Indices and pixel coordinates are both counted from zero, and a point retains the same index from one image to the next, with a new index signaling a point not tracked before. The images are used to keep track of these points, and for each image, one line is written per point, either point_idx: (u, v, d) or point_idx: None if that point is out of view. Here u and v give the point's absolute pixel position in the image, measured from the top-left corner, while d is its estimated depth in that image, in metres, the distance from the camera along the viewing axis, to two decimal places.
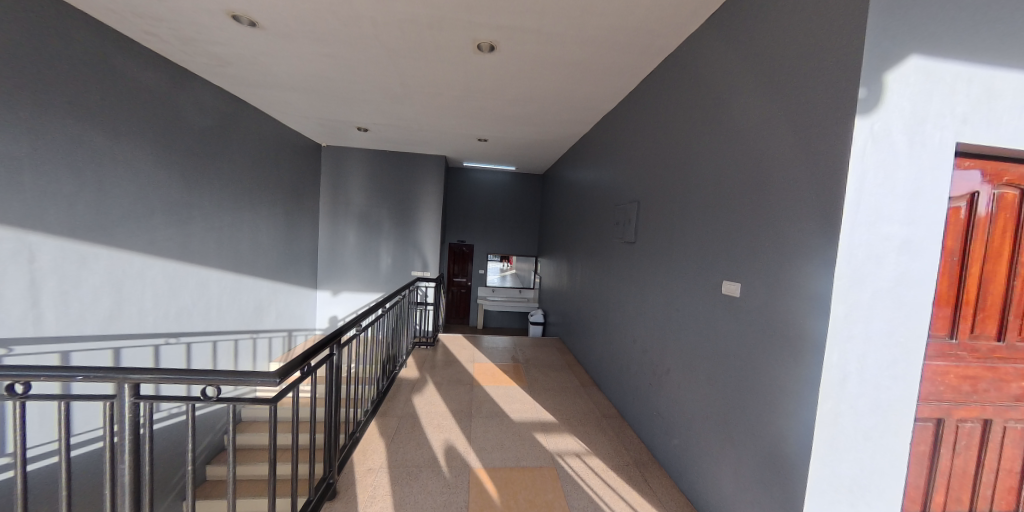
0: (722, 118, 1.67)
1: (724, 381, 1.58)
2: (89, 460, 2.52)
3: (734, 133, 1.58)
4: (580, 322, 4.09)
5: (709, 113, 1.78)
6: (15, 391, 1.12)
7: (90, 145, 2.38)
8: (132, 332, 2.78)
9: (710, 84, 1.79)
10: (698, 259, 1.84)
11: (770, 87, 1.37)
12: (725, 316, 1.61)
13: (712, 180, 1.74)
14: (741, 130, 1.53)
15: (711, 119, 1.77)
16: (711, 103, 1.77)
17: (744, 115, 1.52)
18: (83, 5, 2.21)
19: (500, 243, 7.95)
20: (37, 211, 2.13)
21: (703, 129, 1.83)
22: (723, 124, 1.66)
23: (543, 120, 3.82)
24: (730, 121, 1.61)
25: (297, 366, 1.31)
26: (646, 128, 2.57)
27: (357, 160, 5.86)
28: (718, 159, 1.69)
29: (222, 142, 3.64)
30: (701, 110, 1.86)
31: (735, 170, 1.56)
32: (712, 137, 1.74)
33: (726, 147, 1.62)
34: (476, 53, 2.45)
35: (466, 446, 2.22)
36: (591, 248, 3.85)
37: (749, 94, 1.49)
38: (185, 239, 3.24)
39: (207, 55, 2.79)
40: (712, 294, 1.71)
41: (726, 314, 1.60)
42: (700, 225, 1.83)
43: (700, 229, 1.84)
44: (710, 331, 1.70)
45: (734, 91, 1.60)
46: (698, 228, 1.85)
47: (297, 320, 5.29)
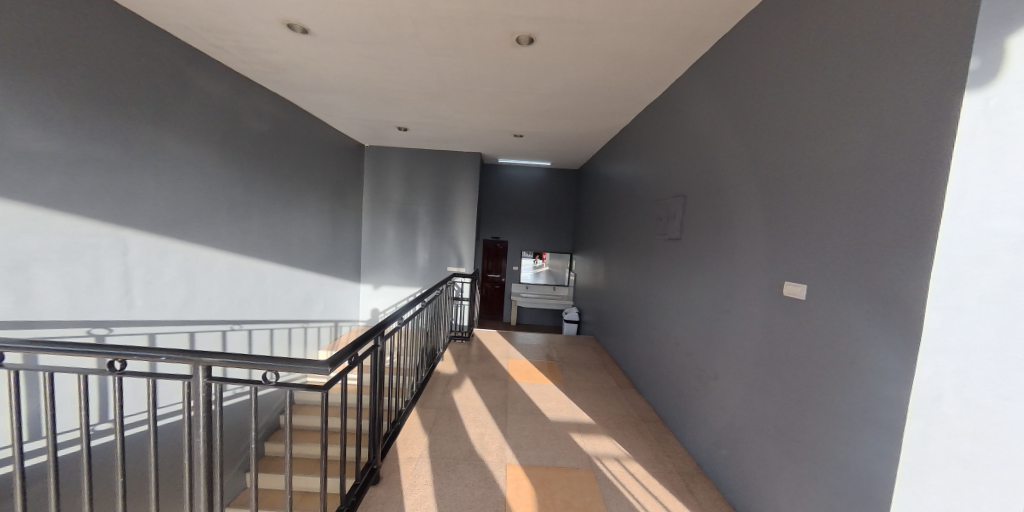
0: (790, 102, 1.52)
1: (787, 391, 1.45)
2: (171, 430, 2.82)
3: (805, 119, 1.43)
4: (617, 322, 3.98)
5: (774, 97, 1.62)
6: (114, 368, 1.26)
7: (167, 150, 2.65)
8: (203, 319, 3.07)
9: (775, 67, 1.64)
10: (754, 255, 1.71)
11: (857, 65, 1.21)
12: (789, 319, 1.47)
13: (776, 170, 1.59)
14: (819, 113, 1.37)
15: (776, 103, 1.61)
16: (775, 88, 1.62)
17: (822, 96, 1.36)
18: (163, 22, 2.45)
19: (535, 241, 7.92)
20: (129, 210, 2.41)
21: (768, 114, 1.68)
22: (793, 109, 1.51)
23: (581, 113, 3.72)
24: (799, 109, 1.46)
25: (346, 356, 1.35)
26: (694, 120, 2.43)
27: (397, 159, 6.08)
28: (781, 150, 1.55)
29: (277, 145, 3.90)
30: (765, 96, 1.70)
31: (809, 157, 1.41)
32: (777, 122, 1.60)
33: (793, 137, 1.47)
34: (514, 47, 2.42)
35: (501, 442, 2.23)
36: (629, 246, 3.73)
37: (828, 73, 1.34)
38: (246, 236, 3.54)
39: (263, 62, 3.00)
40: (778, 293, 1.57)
41: (789, 319, 1.47)
42: (760, 220, 1.68)
43: (759, 225, 1.69)
44: (770, 336, 1.57)
45: (808, 69, 1.45)
46: (757, 224, 1.71)
47: (342, 311, 5.61)
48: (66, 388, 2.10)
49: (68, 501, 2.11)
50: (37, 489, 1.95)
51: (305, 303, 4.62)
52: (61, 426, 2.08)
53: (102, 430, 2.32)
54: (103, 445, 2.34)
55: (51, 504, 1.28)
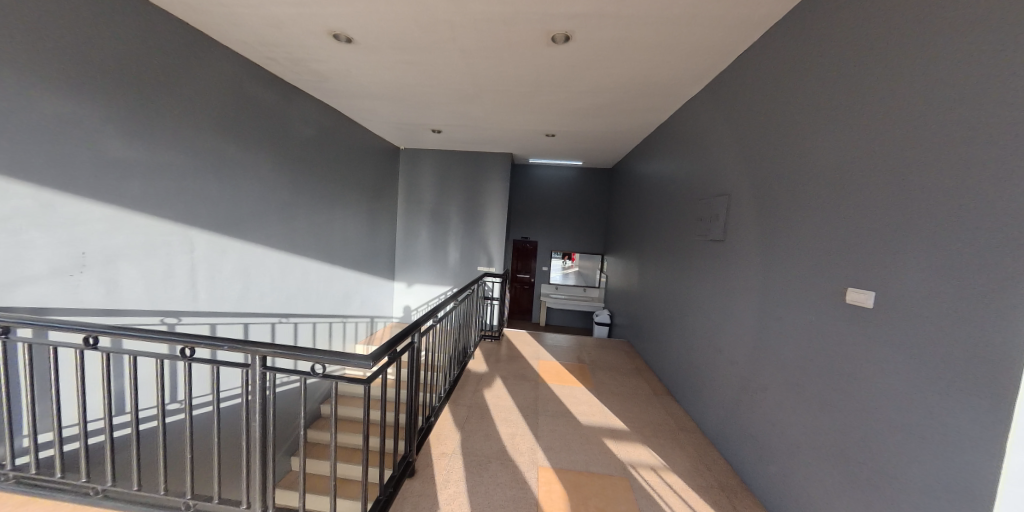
0: (858, 91, 1.38)
1: (853, 408, 1.32)
2: (232, 413, 3.06)
3: (875, 110, 1.30)
4: (651, 326, 3.84)
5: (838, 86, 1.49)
6: (185, 354, 1.39)
7: (228, 156, 2.88)
8: (256, 311, 3.32)
9: (839, 54, 1.50)
10: (812, 259, 1.59)
11: (944, 47, 1.08)
12: (852, 329, 1.35)
13: (837, 166, 1.46)
14: (892, 103, 1.24)
15: (842, 92, 1.47)
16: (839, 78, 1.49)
17: (896, 83, 1.23)
18: (225, 39, 2.67)
19: (565, 241, 7.84)
20: (196, 210, 2.65)
21: (831, 106, 1.54)
22: (860, 99, 1.38)
23: (616, 110, 3.63)
24: (869, 99, 1.33)
25: (386, 352, 1.40)
26: (741, 114, 2.29)
27: (430, 161, 6.24)
28: (847, 145, 1.42)
29: (321, 149, 4.13)
30: (826, 86, 1.57)
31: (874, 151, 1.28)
32: (842, 114, 1.47)
33: (863, 129, 1.34)
34: (550, 45, 2.41)
35: (532, 443, 2.22)
36: (666, 247, 3.59)
37: (904, 58, 1.21)
38: (294, 235, 3.77)
39: (310, 72, 3.18)
40: (839, 300, 1.44)
41: (855, 329, 1.34)
42: (818, 221, 1.55)
43: (816, 225, 1.56)
44: (831, 347, 1.44)
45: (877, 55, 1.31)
46: (814, 225, 1.58)
47: (377, 308, 5.85)
48: (147, 370, 2.34)
49: (150, 470, 2.34)
50: (125, 458, 2.18)
51: (344, 299, 4.85)
52: (143, 403, 2.31)
53: (174, 409, 2.56)
54: (176, 423, 2.57)
55: (136, 470, 1.44)
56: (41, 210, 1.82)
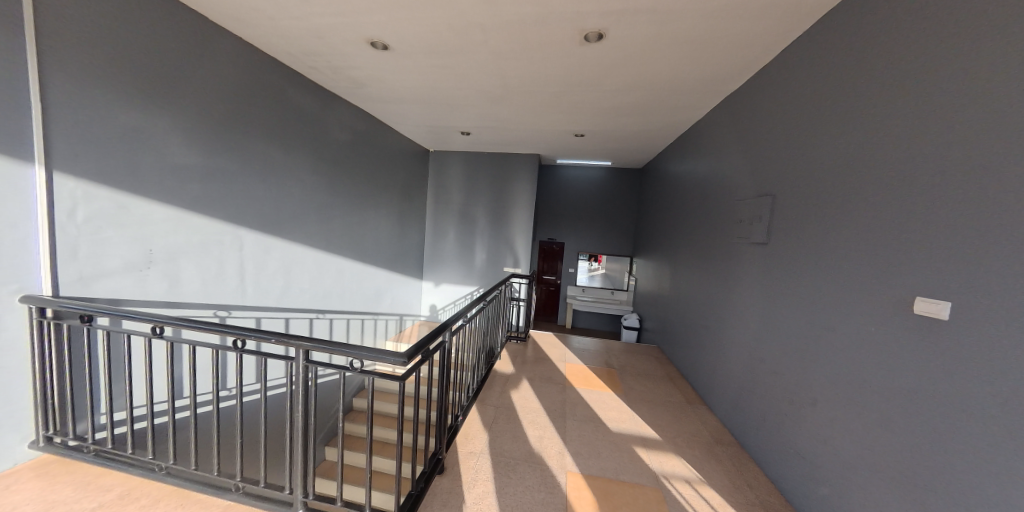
0: (938, 83, 1.26)
1: (929, 431, 1.20)
2: (276, 401, 3.25)
3: (961, 104, 1.18)
4: (684, 332, 3.70)
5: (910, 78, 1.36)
6: (236, 346, 1.48)
7: (273, 160, 3.07)
8: (296, 306, 3.50)
9: (912, 42, 1.38)
10: (879, 265, 1.45)
11: None
12: (936, 343, 1.22)
13: (916, 162, 1.32)
14: (990, 92, 1.11)
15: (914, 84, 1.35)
16: (911, 69, 1.36)
17: (1003, 66, 1.08)
18: (272, 50, 2.84)
19: (592, 243, 7.71)
20: (245, 211, 2.84)
21: (900, 97, 1.41)
22: (939, 92, 1.26)
23: (649, 108, 3.53)
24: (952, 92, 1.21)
25: (419, 350, 1.44)
26: (789, 109, 2.15)
27: (459, 162, 6.34)
28: (921, 142, 1.30)
29: (357, 152, 4.30)
30: (893, 77, 1.44)
31: (966, 146, 1.15)
32: (916, 106, 1.33)
33: (944, 125, 1.23)
34: (582, 44, 2.37)
35: (560, 447, 2.19)
36: (701, 250, 3.44)
37: (1013, 37, 1.06)
38: (331, 235, 3.96)
39: (348, 79, 3.32)
40: (913, 311, 1.30)
41: (932, 344, 1.22)
42: (888, 224, 1.42)
43: (886, 229, 1.43)
44: (901, 363, 1.32)
45: (969, 37, 1.17)
46: (884, 229, 1.44)
47: (406, 306, 6.01)
48: (203, 358, 2.52)
49: (205, 451, 2.52)
50: (185, 438, 2.36)
51: (376, 297, 5.02)
52: (200, 389, 2.50)
53: (227, 396, 2.74)
54: (228, 408, 2.76)
55: (192, 451, 1.56)
56: (117, 211, 2.01)
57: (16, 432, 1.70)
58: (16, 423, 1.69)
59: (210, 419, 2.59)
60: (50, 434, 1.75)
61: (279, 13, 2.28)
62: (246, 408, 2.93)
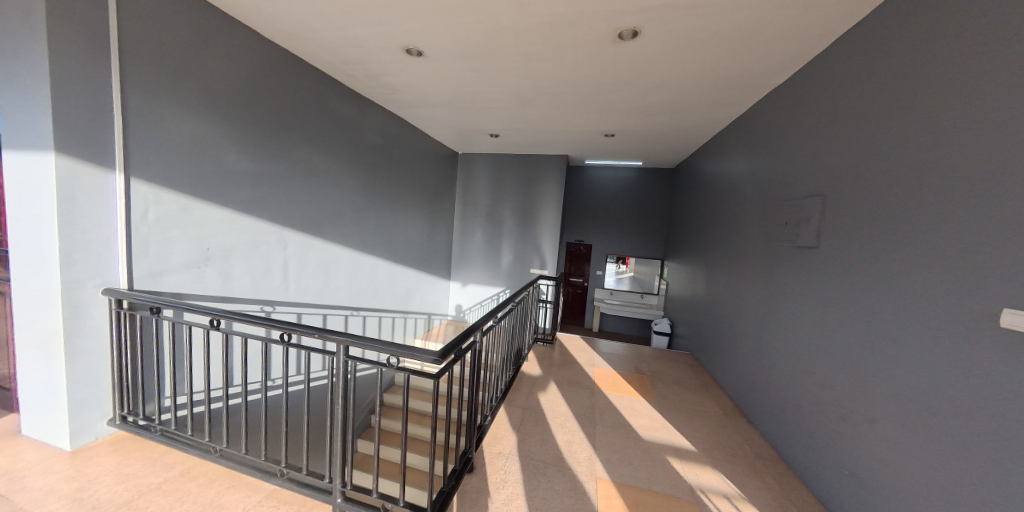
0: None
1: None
2: (317, 393, 3.41)
3: None
4: (720, 339, 3.52)
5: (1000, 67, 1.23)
6: (283, 339, 1.57)
7: (315, 164, 3.24)
8: (333, 303, 3.67)
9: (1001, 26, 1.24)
10: (960, 272, 1.30)
11: None
12: None
13: (1014, 156, 1.16)
14: None
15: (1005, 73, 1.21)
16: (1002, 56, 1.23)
17: None
18: (315, 61, 3.00)
19: (621, 245, 7.54)
20: (289, 213, 3.01)
21: (985, 88, 1.27)
22: None
23: (683, 106, 3.40)
24: None
25: (452, 350, 1.46)
26: (842, 104, 2.00)
27: (486, 164, 6.41)
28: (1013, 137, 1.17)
29: (390, 156, 4.46)
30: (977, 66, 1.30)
31: None
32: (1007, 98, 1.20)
33: None
34: (616, 42, 2.32)
35: (590, 453, 2.15)
36: (740, 254, 3.26)
37: None
38: (366, 235, 4.12)
39: (383, 85, 3.44)
40: (1002, 326, 1.16)
41: None
42: (972, 226, 1.27)
43: (969, 232, 1.28)
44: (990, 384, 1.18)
45: None
46: (963, 232, 1.30)
47: (434, 306, 6.14)
48: (253, 349, 2.69)
49: (255, 437, 2.69)
50: (237, 423, 2.54)
51: (406, 296, 5.17)
52: (250, 378, 2.67)
53: (274, 385, 2.92)
54: (275, 398, 2.93)
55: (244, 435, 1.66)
56: (181, 212, 2.19)
57: (97, 411, 1.88)
58: (98, 403, 1.88)
59: (260, 407, 2.77)
60: (125, 413, 1.93)
61: (323, 26, 2.40)
62: (291, 398, 3.10)
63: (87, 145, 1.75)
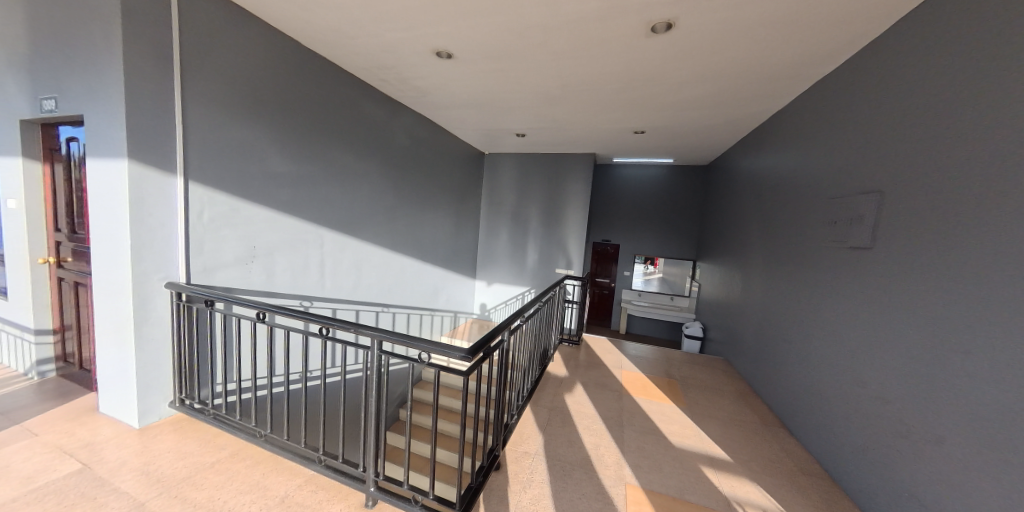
0: None
1: None
2: (352, 385, 3.57)
3: None
4: (758, 345, 3.35)
5: None
6: (322, 332, 1.65)
7: (349, 166, 3.37)
8: (366, 300, 3.82)
9: None
10: None
11: None
12: None
13: None
14: None
15: None
16: None
17: None
18: (350, 68, 3.12)
19: (650, 245, 7.33)
20: (326, 213, 3.16)
21: None
22: None
23: (719, 101, 3.26)
24: None
25: (481, 348, 1.48)
26: (903, 93, 1.84)
27: (512, 164, 6.42)
28: None
29: (419, 157, 4.57)
30: None
31: None
32: None
33: None
34: (649, 37, 2.26)
35: (618, 457, 2.11)
36: (782, 255, 3.08)
37: None
38: (396, 234, 4.25)
39: (413, 88, 3.54)
40: None
41: None
42: None
43: None
44: None
45: None
46: None
47: (460, 304, 6.24)
48: (295, 341, 2.85)
49: (297, 424, 2.85)
50: (281, 411, 2.70)
51: (433, 294, 5.28)
52: (292, 368, 2.83)
53: (314, 377, 3.08)
54: (315, 388, 3.09)
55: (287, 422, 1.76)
56: (231, 212, 2.36)
57: (160, 394, 2.07)
58: (160, 387, 2.06)
59: (301, 397, 2.93)
60: (183, 397, 2.10)
61: (358, 33, 2.50)
62: (328, 389, 3.26)
63: (153, 151, 1.92)
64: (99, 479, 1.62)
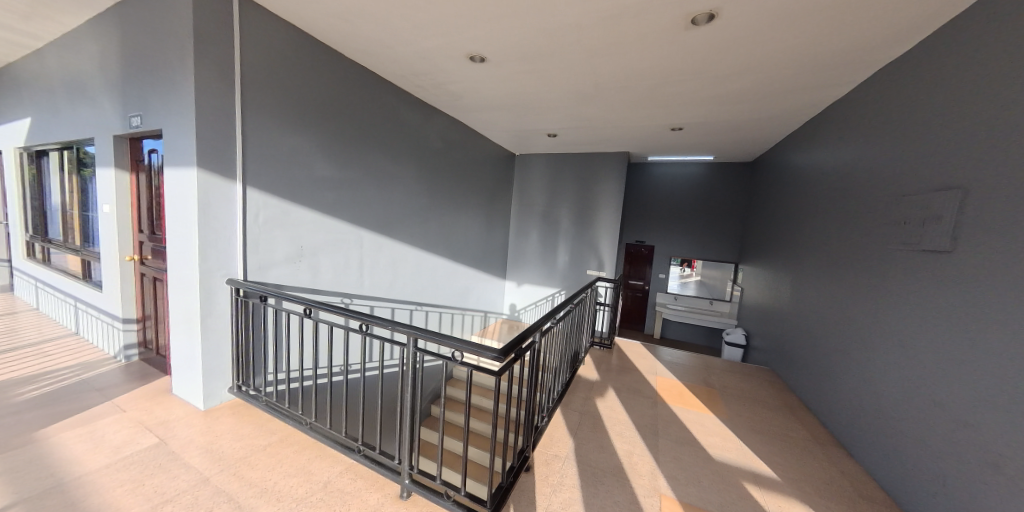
0: None
1: None
2: (388, 380, 3.72)
3: None
4: (811, 356, 3.10)
5: None
6: (362, 328, 1.73)
7: (386, 170, 3.52)
8: (401, 298, 3.96)
9: None
10: None
11: None
12: None
13: None
14: None
15: None
16: None
17: None
18: (388, 75, 3.26)
19: (687, 246, 7.02)
20: (365, 215, 3.32)
21: None
22: None
23: (765, 93, 3.06)
24: None
25: (512, 349, 1.49)
26: (998, 74, 1.62)
27: (543, 164, 6.41)
28: None
29: (451, 159, 4.68)
30: None
31: None
32: None
33: None
34: (688, 29, 2.17)
35: (652, 467, 2.04)
36: (838, 259, 2.83)
37: None
38: (429, 235, 4.38)
39: (447, 92, 3.62)
40: None
41: None
42: None
43: None
44: None
45: None
46: None
47: (490, 304, 6.31)
48: (338, 336, 3.02)
49: (339, 415, 3.01)
50: (325, 401, 2.87)
51: (464, 293, 5.38)
52: (335, 362, 3.00)
53: (354, 370, 3.24)
54: (355, 381, 3.25)
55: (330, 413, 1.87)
56: (282, 214, 2.54)
57: (220, 380, 2.26)
58: (220, 374, 2.26)
59: (342, 389, 3.09)
60: (240, 383, 2.30)
61: (396, 42, 2.60)
62: (367, 383, 3.41)
63: (217, 160, 2.11)
64: (172, 452, 1.81)
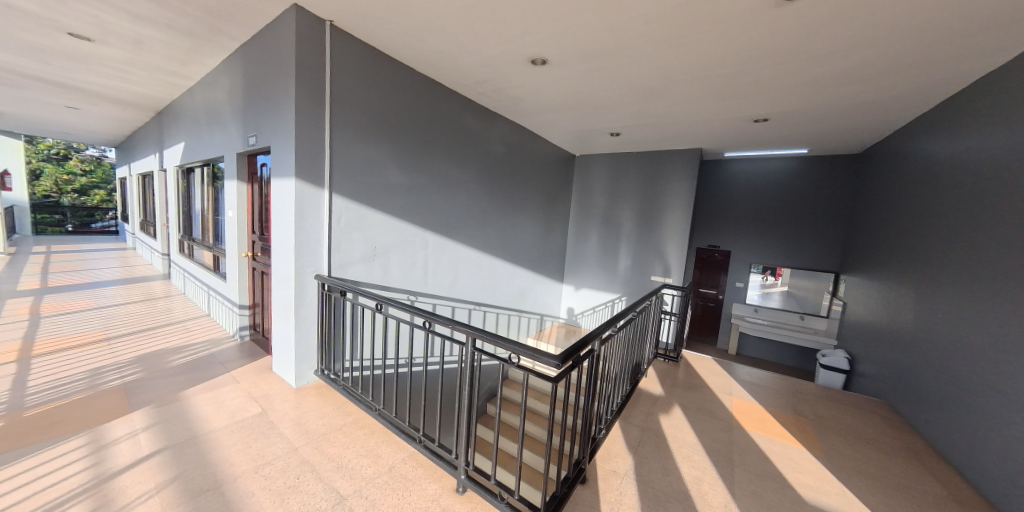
0: None
1: None
2: (448, 376, 3.89)
3: None
4: (946, 391, 2.51)
5: None
6: (424, 325, 1.82)
7: (450, 175, 3.69)
8: (461, 297, 4.12)
9: None
10: None
11: None
12: None
13: None
14: None
15: None
16: None
17: None
18: (453, 85, 3.42)
19: (772, 253, 6.23)
20: (431, 218, 3.52)
21: None
22: None
23: (878, 73, 2.58)
24: None
25: (570, 356, 1.44)
26: None
27: (605, 165, 6.19)
28: None
29: (512, 163, 4.75)
30: None
31: None
32: None
33: None
34: (778, 6, 1.92)
35: (727, 499, 1.83)
36: (988, 272, 2.26)
37: None
38: (489, 237, 4.49)
39: (508, 97, 3.69)
40: None
41: None
42: None
43: None
44: None
45: None
46: None
47: (547, 307, 6.26)
48: (404, 331, 3.24)
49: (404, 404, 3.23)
50: (392, 390, 3.09)
51: (521, 296, 5.42)
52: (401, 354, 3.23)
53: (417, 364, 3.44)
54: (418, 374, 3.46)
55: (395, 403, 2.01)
56: (360, 218, 2.80)
57: (307, 364, 2.57)
58: (308, 359, 2.56)
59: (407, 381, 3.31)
60: (323, 367, 2.58)
61: (461, 52, 2.71)
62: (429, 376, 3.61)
63: (309, 170, 2.40)
64: (271, 422, 2.09)
